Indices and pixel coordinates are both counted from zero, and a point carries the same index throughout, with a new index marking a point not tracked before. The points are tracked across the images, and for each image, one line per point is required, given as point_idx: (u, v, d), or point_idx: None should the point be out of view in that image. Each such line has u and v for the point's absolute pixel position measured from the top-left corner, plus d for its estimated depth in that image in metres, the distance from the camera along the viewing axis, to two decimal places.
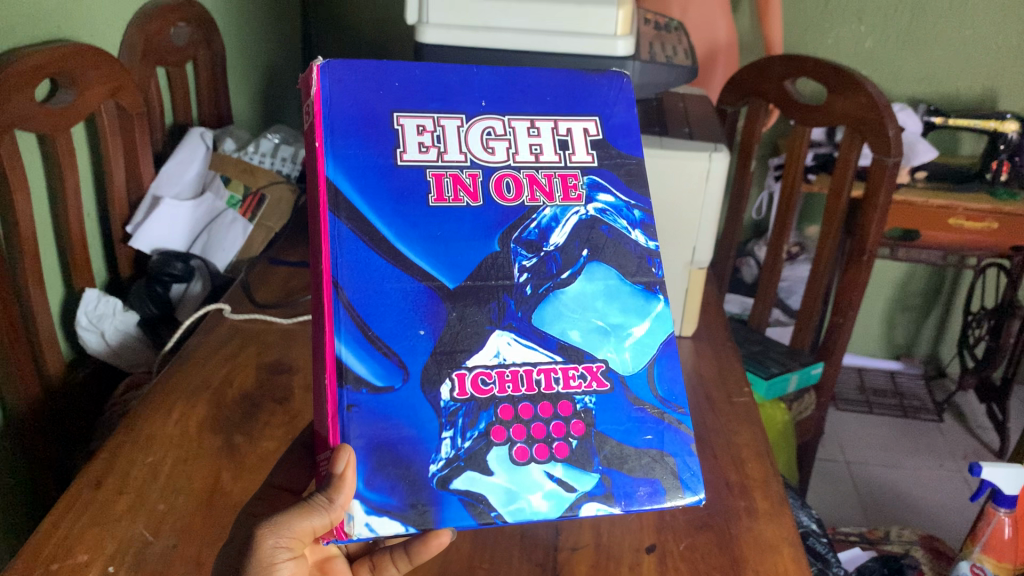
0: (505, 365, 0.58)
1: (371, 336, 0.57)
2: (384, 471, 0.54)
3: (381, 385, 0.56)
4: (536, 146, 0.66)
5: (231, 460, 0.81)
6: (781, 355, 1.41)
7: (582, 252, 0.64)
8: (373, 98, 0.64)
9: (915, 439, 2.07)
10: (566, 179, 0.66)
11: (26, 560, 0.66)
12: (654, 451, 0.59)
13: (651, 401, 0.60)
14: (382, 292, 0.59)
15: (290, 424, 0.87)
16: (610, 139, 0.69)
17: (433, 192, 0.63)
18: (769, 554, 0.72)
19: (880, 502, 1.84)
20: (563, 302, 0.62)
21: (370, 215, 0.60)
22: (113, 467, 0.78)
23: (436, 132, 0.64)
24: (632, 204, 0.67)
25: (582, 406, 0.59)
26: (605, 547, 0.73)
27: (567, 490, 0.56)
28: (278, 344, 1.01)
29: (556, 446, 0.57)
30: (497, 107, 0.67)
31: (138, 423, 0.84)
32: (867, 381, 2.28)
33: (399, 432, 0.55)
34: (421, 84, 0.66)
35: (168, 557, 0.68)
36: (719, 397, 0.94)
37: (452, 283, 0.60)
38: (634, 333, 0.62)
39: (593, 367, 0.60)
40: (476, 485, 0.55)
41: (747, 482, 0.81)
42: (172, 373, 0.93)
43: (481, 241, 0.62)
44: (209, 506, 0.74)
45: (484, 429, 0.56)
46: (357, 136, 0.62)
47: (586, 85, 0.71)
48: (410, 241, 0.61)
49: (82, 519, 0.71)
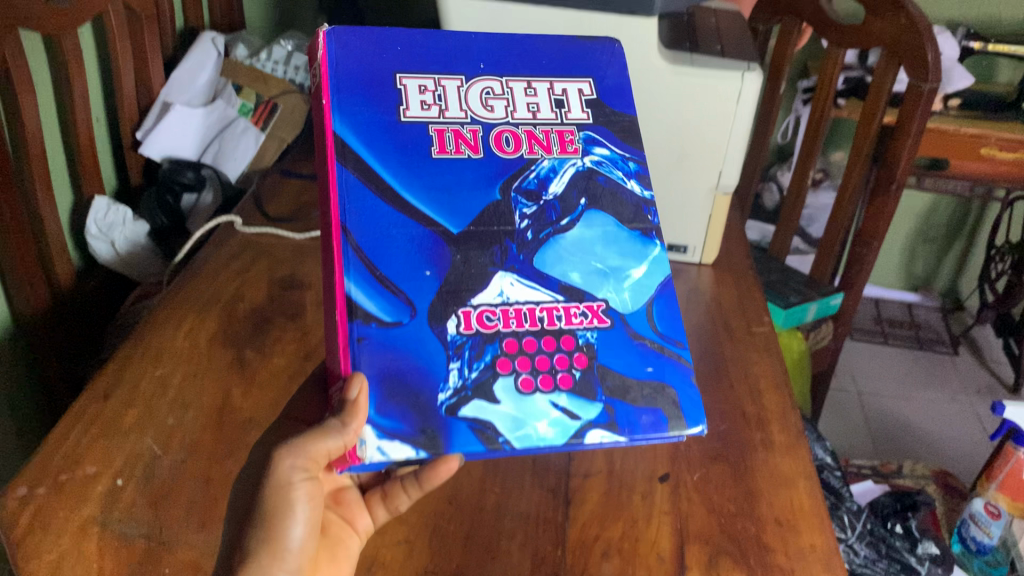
0: (508, 305, 0.56)
1: (379, 276, 0.55)
2: (395, 398, 0.52)
3: (389, 320, 0.54)
4: (533, 104, 0.64)
5: (242, 375, 0.79)
6: (801, 285, 1.39)
7: (580, 201, 0.62)
8: (376, 62, 0.62)
9: (929, 372, 2.06)
10: (563, 135, 0.63)
11: (35, 471, 0.66)
12: (655, 383, 0.57)
13: (653, 336, 0.58)
14: (389, 232, 0.57)
15: (302, 341, 0.85)
16: (604, 99, 0.66)
17: (435, 145, 0.61)
18: (785, 488, 0.71)
19: (890, 434, 1.83)
20: (563, 246, 0.60)
21: (376, 166, 0.59)
22: (122, 378, 0.77)
23: (437, 91, 0.62)
24: (627, 157, 0.65)
25: (584, 340, 0.57)
26: (618, 475, 0.72)
27: (572, 418, 0.54)
28: (290, 259, 0.99)
29: (562, 377, 0.55)
30: (496, 70, 0.64)
31: (148, 335, 0.83)
32: (883, 312, 2.26)
33: (409, 366, 0.54)
34: (421, 46, 0.64)
35: (177, 472, 0.68)
36: (738, 325, 0.93)
37: (456, 227, 0.58)
38: (633, 275, 0.60)
39: (593, 306, 0.58)
40: (484, 413, 0.53)
41: (763, 413, 0.80)
42: (182, 285, 0.92)
43: (483, 191, 0.60)
44: (218, 422, 0.73)
45: (490, 360, 0.54)
46: (362, 95, 0.61)
47: (580, 49, 0.68)
48: (415, 190, 0.59)
49: (91, 431, 0.70)
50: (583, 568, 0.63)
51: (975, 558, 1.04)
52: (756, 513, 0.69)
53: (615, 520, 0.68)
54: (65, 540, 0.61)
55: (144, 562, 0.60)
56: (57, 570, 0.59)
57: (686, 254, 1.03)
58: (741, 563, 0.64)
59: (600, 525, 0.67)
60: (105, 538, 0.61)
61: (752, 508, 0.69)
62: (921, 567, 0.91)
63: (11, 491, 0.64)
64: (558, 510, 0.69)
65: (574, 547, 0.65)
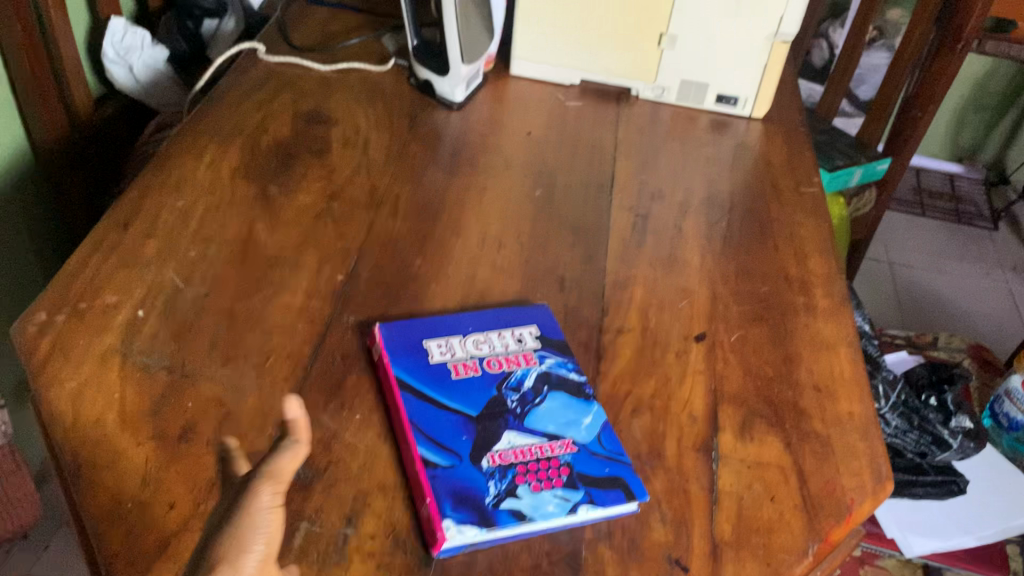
0: (516, 448, 0.56)
1: (432, 440, 0.55)
2: (465, 504, 0.51)
3: (442, 462, 0.54)
4: (501, 342, 0.65)
5: (266, 211, 0.76)
6: (847, 148, 1.33)
7: (543, 386, 0.61)
8: (409, 335, 0.64)
9: (963, 246, 2.02)
10: (516, 359, 0.63)
11: (55, 298, 0.64)
12: (613, 479, 0.55)
13: (604, 450, 0.57)
14: (430, 412, 0.57)
15: (328, 179, 0.82)
16: (551, 335, 0.67)
17: (453, 371, 0.61)
18: (825, 354, 0.69)
19: (919, 306, 1.81)
20: (537, 416, 0.59)
21: (422, 386, 0.59)
22: (143, 208, 0.74)
23: (449, 346, 0.64)
24: (569, 362, 0.64)
25: (563, 458, 0.56)
26: (653, 333, 0.70)
27: (569, 502, 0.53)
28: (316, 93, 0.95)
29: (553, 477, 0.54)
30: (478, 328, 0.66)
31: (168, 164, 0.80)
32: (924, 182, 2.19)
33: (472, 483, 0.53)
34: (432, 324, 0.66)
35: (199, 306, 0.65)
36: (787, 185, 0.90)
37: (474, 411, 0.58)
38: (583, 422, 0.59)
39: (558, 447, 0.57)
40: (519, 506, 0.52)
41: (807, 277, 0.77)
42: (203, 115, 0.87)
43: (485, 391, 0.60)
44: (242, 258, 0.71)
45: (511, 475, 0.54)
46: (406, 354, 0.62)
47: (519, 311, 0.69)
48: (446, 392, 0.59)
49: (110, 260, 0.68)
50: (613, 422, 0.61)
51: (1005, 433, 1.06)
52: (795, 378, 0.67)
53: (648, 377, 0.65)
54: (85, 368, 0.59)
55: (165, 394, 0.58)
56: (78, 397, 0.57)
57: (735, 107, 1.01)
58: (776, 427, 0.62)
59: (631, 381, 0.65)
60: (126, 368, 0.60)
61: (790, 372, 0.67)
62: (953, 440, 0.93)
63: (30, 317, 0.62)
64: (589, 364, 0.66)
65: (604, 402, 0.63)
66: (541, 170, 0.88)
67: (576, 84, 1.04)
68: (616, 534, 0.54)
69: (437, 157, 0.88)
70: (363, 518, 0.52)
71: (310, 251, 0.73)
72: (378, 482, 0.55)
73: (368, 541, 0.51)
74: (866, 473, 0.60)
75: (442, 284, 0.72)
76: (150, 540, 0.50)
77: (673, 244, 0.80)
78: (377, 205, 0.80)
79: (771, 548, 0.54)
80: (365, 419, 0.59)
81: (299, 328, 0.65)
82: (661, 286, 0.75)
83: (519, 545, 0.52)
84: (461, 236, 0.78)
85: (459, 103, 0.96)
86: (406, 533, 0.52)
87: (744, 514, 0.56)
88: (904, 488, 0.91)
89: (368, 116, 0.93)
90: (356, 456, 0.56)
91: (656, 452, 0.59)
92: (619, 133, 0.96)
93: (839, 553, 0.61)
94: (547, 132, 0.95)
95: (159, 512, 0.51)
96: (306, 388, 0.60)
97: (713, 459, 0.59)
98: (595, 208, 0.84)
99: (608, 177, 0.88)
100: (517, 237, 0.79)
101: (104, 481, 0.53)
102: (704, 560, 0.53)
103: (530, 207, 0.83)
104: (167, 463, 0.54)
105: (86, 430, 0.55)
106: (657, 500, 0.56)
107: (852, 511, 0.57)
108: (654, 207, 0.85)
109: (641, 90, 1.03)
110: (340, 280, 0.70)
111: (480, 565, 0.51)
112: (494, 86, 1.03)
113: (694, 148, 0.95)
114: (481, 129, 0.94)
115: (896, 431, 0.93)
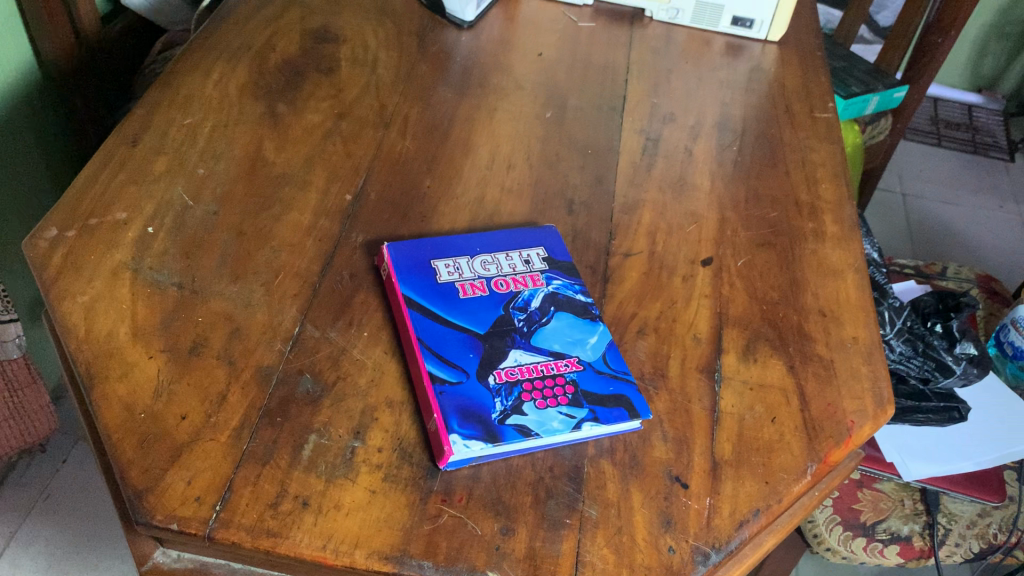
0: (522, 365, 0.57)
1: (440, 356, 0.56)
2: (472, 418, 0.52)
3: (448, 377, 0.55)
4: (512, 263, 0.65)
5: (274, 129, 0.76)
6: (865, 74, 1.31)
7: (549, 306, 0.62)
8: (416, 253, 0.64)
9: (979, 178, 2.00)
10: (526, 280, 0.64)
11: (65, 213, 0.64)
12: (619, 396, 0.56)
13: (608, 368, 0.58)
14: (439, 329, 0.58)
15: (337, 98, 0.81)
16: (558, 257, 0.67)
17: (461, 290, 0.62)
18: (832, 279, 0.70)
19: (931, 237, 1.80)
20: (545, 334, 0.59)
21: (428, 303, 0.60)
22: (151, 125, 0.74)
23: (458, 265, 0.64)
24: (576, 285, 0.65)
25: (569, 375, 0.57)
26: (660, 256, 0.70)
27: (574, 418, 0.54)
28: (324, 10, 0.93)
29: (558, 394, 0.55)
30: (486, 249, 0.66)
31: (176, 81, 0.79)
32: (941, 112, 2.18)
33: (478, 399, 0.54)
34: (440, 243, 0.66)
35: (208, 223, 0.66)
36: (800, 110, 0.89)
37: (481, 328, 0.59)
38: (589, 340, 0.60)
39: (564, 364, 0.58)
40: (524, 421, 0.53)
41: (817, 204, 0.77)
42: (211, 31, 0.87)
43: (492, 310, 0.61)
44: (251, 176, 0.71)
45: (517, 392, 0.55)
46: (414, 271, 0.62)
47: (528, 232, 0.69)
48: (451, 310, 0.60)
49: (120, 176, 0.68)
50: (618, 343, 0.62)
51: (1009, 361, 1.07)
52: (801, 302, 0.67)
53: (654, 300, 0.66)
54: (97, 283, 0.60)
55: (175, 309, 0.59)
56: (89, 311, 0.58)
57: (751, 30, 1.00)
58: (780, 349, 0.63)
59: (638, 303, 0.65)
60: (138, 284, 0.60)
61: (796, 297, 0.67)
62: (956, 366, 0.94)
63: (41, 232, 0.63)
64: (596, 286, 0.66)
65: (610, 323, 0.63)
66: (551, 91, 0.87)
67: (589, 4, 1.03)
68: (619, 451, 0.54)
69: (447, 76, 0.87)
70: (370, 431, 0.53)
71: (318, 169, 0.73)
72: (386, 398, 0.55)
73: (375, 454, 0.52)
74: (867, 397, 0.61)
75: (451, 204, 0.72)
76: (163, 450, 0.51)
77: (683, 167, 0.80)
78: (386, 124, 0.79)
79: (770, 467, 0.55)
80: (373, 336, 0.59)
81: (308, 246, 0.66)
82: (670, 211, 0.74)
83: (523, 460, 0.53)
84: (471, 156, 0.77)
85: (470, 22, 0.95)
86: (412, 446, 0.53)
87: (745, 434, 0.57)
88: (906, 415, 0.92)
89: (377, 34, 0.92)
90: (364, 372, 0.57)
91: (659, 372, 0.60)
92: (633, 55, 0.95)
93: (837, 474, 0.62)
94: (559, 53, 0.94)
95: (172, 422, 0.52)
96: (314, 305, 0.61)
97: (716, 380, 0.60)
98: (606, 130, 0.83)
99: (620, 100, 0.87)
100: (527, 158, 0.78)
101: (118, 392, 0.53)
102: (704, 478, 0.54)
103: (541, 128, 0.82)
104: (179, 376, 0.55)
105: (99, 342, 0.56)
106: (659, 419, 0.57)
107: (852, 433, 0.58)
108: (666, 129, 0.84)
109: (655, 11, 1.02)
110: (349, 199, 0.71)
111: (485, 478, 0.52)
112: (505, 5, 1.01)
113: (706, 72, 0.94)
114: (492, 48, 0.93)
115: (900, 357, 0.95)
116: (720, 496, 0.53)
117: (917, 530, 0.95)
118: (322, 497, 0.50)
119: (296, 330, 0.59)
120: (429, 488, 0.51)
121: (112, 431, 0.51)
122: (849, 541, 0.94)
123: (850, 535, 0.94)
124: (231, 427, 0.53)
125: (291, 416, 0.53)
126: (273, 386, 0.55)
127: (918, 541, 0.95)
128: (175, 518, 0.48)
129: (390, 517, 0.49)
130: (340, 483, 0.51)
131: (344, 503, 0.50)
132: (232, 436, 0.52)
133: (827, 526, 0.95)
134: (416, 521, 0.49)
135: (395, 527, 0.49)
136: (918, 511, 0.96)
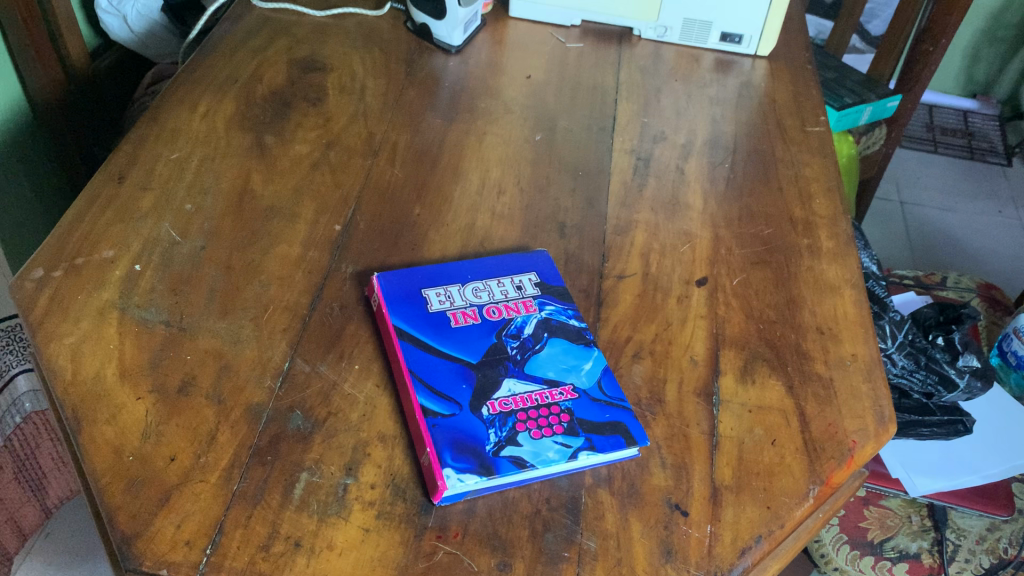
0: (515, 395, 0.56)
1: (432, 388, 0.55)
2: (467, 450, 0.51)
3: (442, 409, 0.54)
4: (504, 289, 0.64)
5: (262, 161, 0.76)
6: (857, 85, 1.30)
7: (542, 332, 0.61)
8: (407, 283, 0.63)
9: (976, 183, 1.99)
10: (518, 306, 0.63)
11: (51, 253, 0.64)
12: (615, 424, 0.55)
13: (604, 395, 0.57)
14: (431, 361, 0.57)
15: (324, 128, 0.81)
16: (551, 282, 0.66)
17: (454, 319, 0.61)
18: (829, 295, 0.69)
19: (929, 243, 1.80)
20: (540, 362, 0.59)
21: (420, 335, 0.59)
22: (137, 160, 0.73)
23: (450, 293, 0.63)
24: (568, 310, 0.64)
25: (564, 404, 0.56)
26: (653, 278, 0.69)
27: (571, 448, 0.53)
28: (311, 41, 0.93)
29: (553, 423, 0.54)
30: (476, 275, 0.66)
31: (162, 115, 0.79)
32: (937, 119, 2.18)
33: (472, 431, 0.53)
34: (433, 271, 0.65)
35: (196, 259, 0.65)
36: (792, 125, 0.89)
37: (474, 358, 0.58)
38: (584, 367, 0.59)
39: (560, 392, 0.57)
40: (519, 452, 0.52)
41: (812, 219, 0.77)
42: (197, 64, 0.86)
43: (485, 338, 0.60)
44: (238, 209, 0.70)
45: (510, 422, 0.54)
46: (405, 301, 0.62)
47: (520, 257, 0.68)
48: (443, 341, 0.59)
49: (107, 214, 0.68)
50: (613, 368, 0.61)
51: (1013, 371, 1.06)
52: (798, 320, 0.66)
53: (649, 323, 0.65)
54: (84, 323, 0.59)
55: (163, 347, 0.58)
56: (76, 352, 0.57)
57: (741, 46, 1.00)
58: (778, 370, 0.62)
59: (633, 327, 0.64)
60: (125, 323, 0.59)
61: (792, 315, 0.67)
62: (959, 379, 0.91)
63: (28, 273, 0.62)
64: (590, 310, 0.65)
65: (604, 348, 0.62)
66: (540, 114, 0.87)
67: (577, 24, 1.03)
68: (616, 480, 0.53)
69: (435, 102, 0.86)
70: (362, 468, 0.52)
71: (307, 200, 0.72)
72: (378, 432, 0.54)
73: (368, 491, 0.51)
74: (868, 415, 0.60)
75: (441, 231, 0.71)
76: (152, 494, 0.50)
77: (675, 187, 0.79)
78: (375, 152, 0.79)
79: (771, 492, 0.54)
80: (365, 369, 0.59)
81: (297, 279, 0.65)
82: (663, 231, 0.74)
83: (519, 492, 0.52)
84: (461, 182, 0.77)
85: (458, 47, 0.95)
86: (406, 482, 0.52)
87: (745, 457, 0.56)
88: (910, 429, 0.91)
89: (364, 61, 0.92)
90: (356, 407, 0.56)
91: (656, 398, 0.59)
92: (622, 74, 0.95)
93: (841, 494, 0.60)
94: (548, 75, 0.93)
95: (161, 464, 0.51)
96: (304, 339, 0.60)
97: (714, 403, 0.59)
98: (596, 151, 0.82)
99: (610, 120, 0.87)
100: (517, 182, 0.78)
101: (106, 435, 0.52)
102: (704, 504, 0.53)
103: (530, 151, 0.82)
104: (167, 416, 0.54)
105: (86, 385, 0.55)
106: (657, 445, 0.56)
107: (854, 453, 0.57)
108: (656, 149, 0.84)
109: (643, 29, 1.02)
110: (338, 230, 0.70)
111: (480, 512, 0.51)
112: (492, 28, 1.01)
113: (695, 89, 0.94)
114: (480, 72, 0.92)
115: (902, 371, 0.90)
116: (721, 523, 0.52)
117: (926, 547, 0.94)
118: (314, 538, 0.49)
119: (286, 365, 0.58)
120: (424, 525, 0.50)
121: (99, 476, 0.50)
122: (858, 560, 0.95)
123: (858, 554, 0.96)
124: (221, 467, 0.52)
125: (281, 454, 0.52)
126: (263, 424, 0.54)
127: (927, 557, 0.94)
128: (165, 564, 0.47)
129: (385, 555, 0.48)
130: (332, 521, 0.49)
131: (337, 543, 0.49)
132: (222, 477, 0.51)
133: (835, 545, 0.97)
134: (412, 559, 0.48)
135: (390, 566, 0.48)
136: (926, 528, 0.96)
